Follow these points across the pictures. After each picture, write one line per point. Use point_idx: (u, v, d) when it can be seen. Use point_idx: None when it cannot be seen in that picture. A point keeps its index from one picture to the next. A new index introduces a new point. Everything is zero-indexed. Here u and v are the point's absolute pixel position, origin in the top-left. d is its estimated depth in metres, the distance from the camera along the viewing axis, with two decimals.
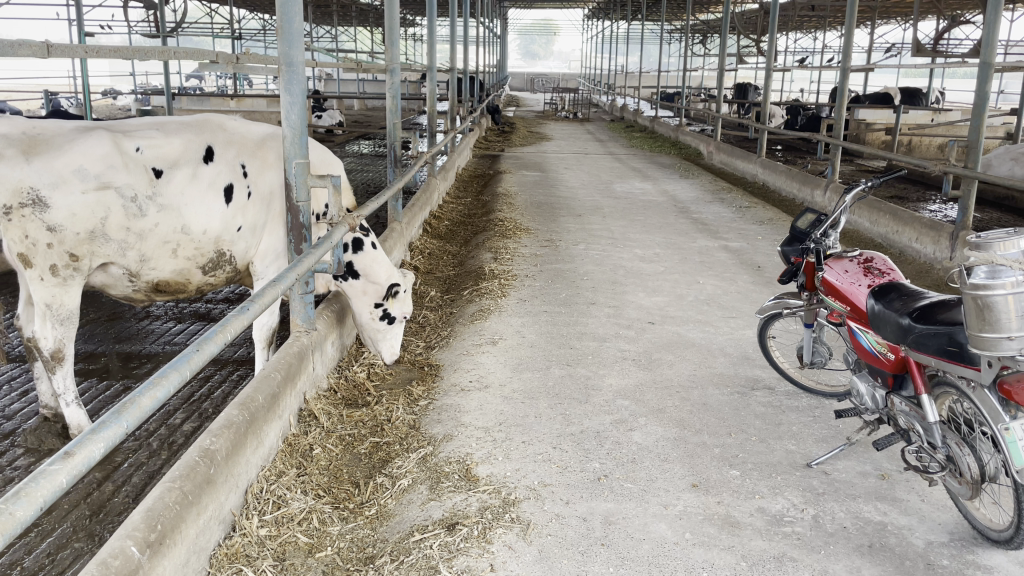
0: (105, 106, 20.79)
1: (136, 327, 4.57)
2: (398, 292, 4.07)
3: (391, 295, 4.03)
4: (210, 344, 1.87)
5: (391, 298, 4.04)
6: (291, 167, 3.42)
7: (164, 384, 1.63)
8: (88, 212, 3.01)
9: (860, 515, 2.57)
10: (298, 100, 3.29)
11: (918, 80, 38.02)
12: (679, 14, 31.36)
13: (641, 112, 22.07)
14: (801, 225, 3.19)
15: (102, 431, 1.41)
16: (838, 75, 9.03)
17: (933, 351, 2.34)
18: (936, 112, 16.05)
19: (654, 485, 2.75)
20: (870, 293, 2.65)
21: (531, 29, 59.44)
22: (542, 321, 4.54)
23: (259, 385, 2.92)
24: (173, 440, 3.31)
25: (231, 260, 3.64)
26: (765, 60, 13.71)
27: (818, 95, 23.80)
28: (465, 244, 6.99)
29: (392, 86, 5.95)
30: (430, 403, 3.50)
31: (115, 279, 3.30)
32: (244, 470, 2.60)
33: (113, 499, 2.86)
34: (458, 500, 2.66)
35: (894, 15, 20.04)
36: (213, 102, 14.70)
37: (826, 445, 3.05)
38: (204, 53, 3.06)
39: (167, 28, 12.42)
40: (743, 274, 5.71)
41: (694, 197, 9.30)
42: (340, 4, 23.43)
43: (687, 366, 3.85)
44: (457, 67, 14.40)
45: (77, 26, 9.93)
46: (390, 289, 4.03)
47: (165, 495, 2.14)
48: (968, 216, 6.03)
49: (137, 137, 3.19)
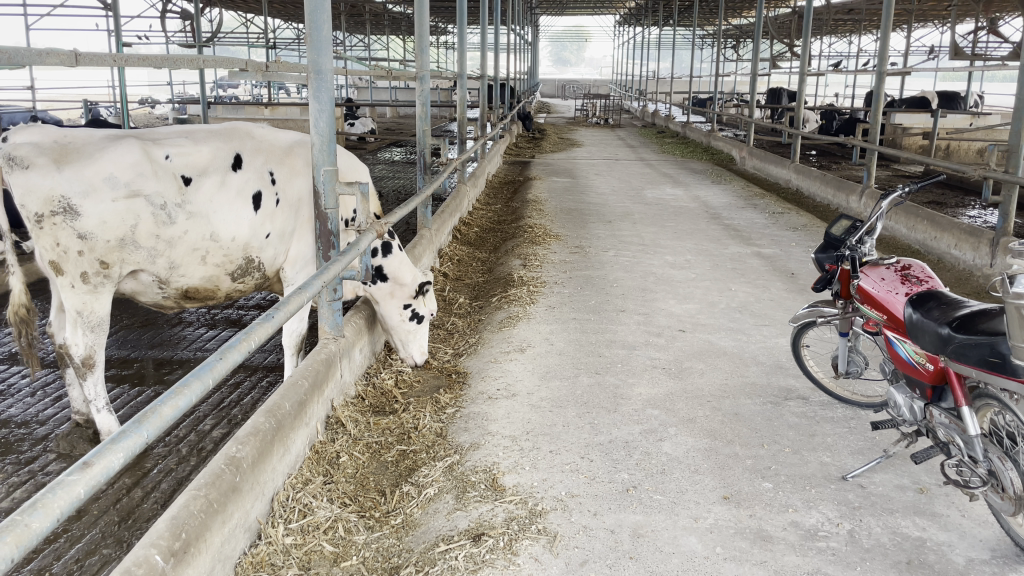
0: (144, 116, 21.18)
1: (168, 333, 4.61)
2: (426, 290, 4.12)
3: (418, 292, 4.06)
4: (233, 353, 1.85)
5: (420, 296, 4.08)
6: (319, 175, 3.41)
7: (185, 393, 1.62)
8: (118, 219, 3.03)
9: (898, 531, 2.50)
10: (326, 107, 3.30)
11: (956, 84, 37.42)
12: (711, 19, 31.15)
13: (673, 118, 21.95)
14: (835, 231, 3.11)
15: (121, 441, 1.40)
16: (873, 80, 8.87)
17: (973, 362, 2.26)
18: (975, 116, 15.79)
19: (685, 497, 2.70)
20: (908, 302, 2.58)
21: (562, 36, 59.43)
22: (571, 328, 4.51)
23: (285, 393, 2.91)
24: (202, 446, 3.32)
25: (260, 266, 3.66)
26: (799, 64, 13.53)
27: (853, 100, 23.47)
28: (495, 251, 6.97)
29: (422, 93, 5.94)
30: (457, 411, 3.48)
31: (144, 286, 3.32)
32: (270, 478, 2.60)
33: (142, 505, 2.87)
34: (484, 511, 2.63)
35: (931, 19, 19.73)
36: (247, 111, 14.86)
37: (862, 457, 2.97)
38: (231, 62, 3.06)
39: (201, 38, 12.61)
40: (776, 281, 5.62)
41: (726, 203, 9.20)
42: (373, 13, 23.62)
43: (719, 375, 3.79)
44: (488, 75, 14.41)
45: (114, 37, 10.09)
46: (420, 285, 4.06)
47: (190, 503, 2.14)
48: (1009, 221, 5.88)
49: (166, 145, 3.21)
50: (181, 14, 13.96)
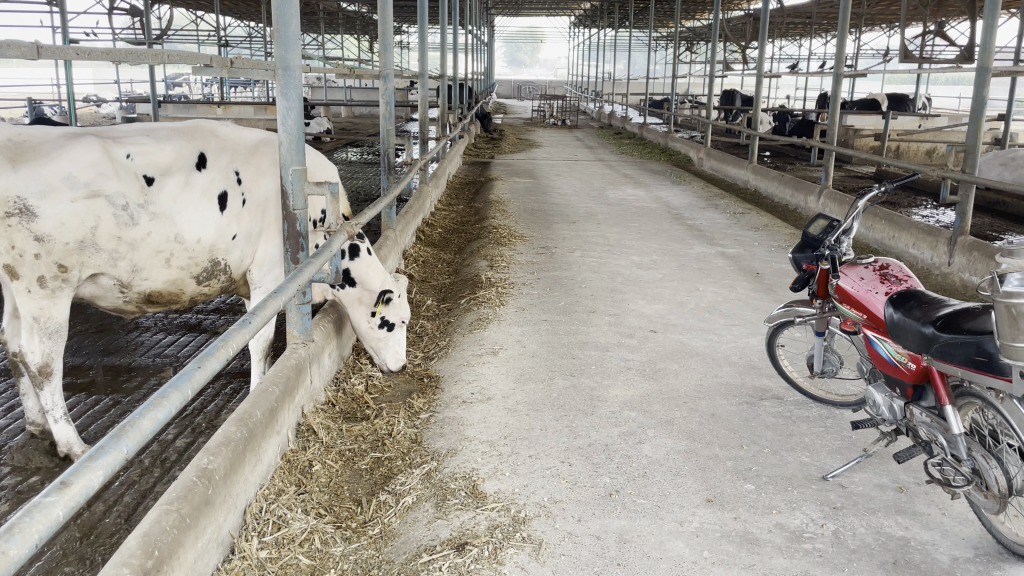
0: (90, 114, 20.57)
1: (125, 339, 4.45)
2: (391, 298, 3.88)
3: (382, 303, 3.84)
4: (212, 361, 1.76)
5: (383, 304, 3.85)
6: (287, 174, 3.31)
7: (165, 404, 1.53)
8: (77, 221, 2.89)
9: (882, 531, 2.50)
10: (294, 105, 3.20)
11: (902, 86, 38.40)
12: (665, 21, 31.43)
13: (629, 119, 22.06)
14: (813, 231, 3.11)
15: (100, 458, 1.30)
16: (830, 81, 8.99)
17: (959, 362, 2.26)
18: (923, 118, 16.15)
19: (668, 501, 2.66)
20: (887, 302, 2.58)
21: (517, 36, 59.43)
22: (542, 330, 4.46)
23: (256, 401, 2.80)
24: (166, 456, 3.19)
25: (226, 269, 3.55)
26: (755, 67, 13.68)
27: (805, 102, 23.85)
28: (459, 252, 6.90)
29: (386, 93, 5.85)
30: (432, 416, 3.40)
31: (105, 290, 3.18)
32: (242, 489, 2.50)
33: (104, 520, 2.75)
34: (466, 519, 2.56)
35: (880, 23, 20.15)
36: (199, 110, 14.52)
37: (841, 457, 2.97)
38: (197, 57, 2.94)
39: (151, 35, 12.28)
40: (742, 281, 5.64)
41: (687, 203, 9.24)
42: (327, 12, 23.32)
43: (693, 375, 3.77)
44: (446, 75, 14.29)
45: (60, 32, 9.75)
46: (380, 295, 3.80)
47: (161, 519, 2.03)
48: (966, 220, 5.98)
49: (127, 143, 3.08)
50: (131, 10, 13.57)
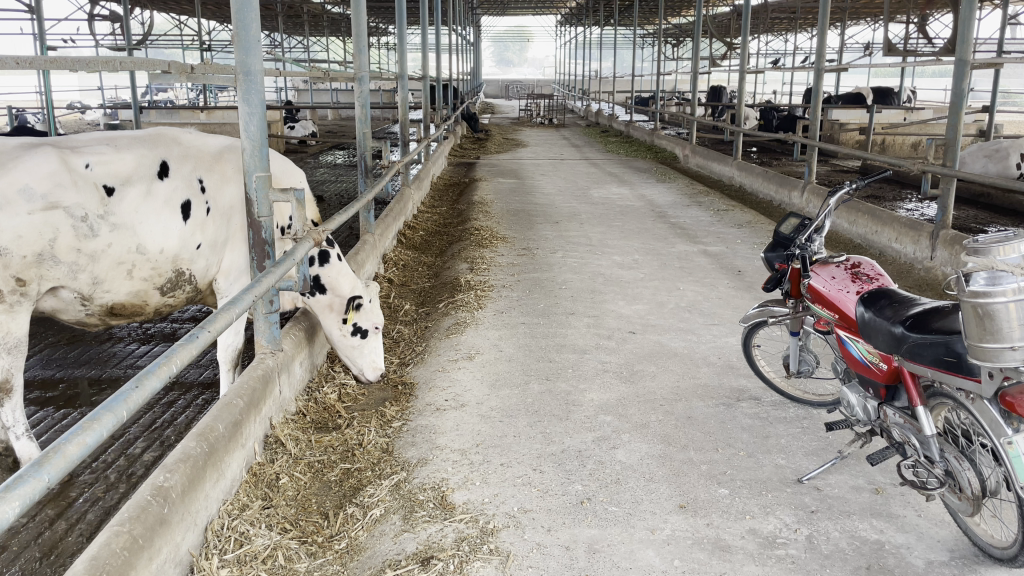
0: (73, 121, 20.41)
1: (97, 350, 4.38)
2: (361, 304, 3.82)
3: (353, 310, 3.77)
4: (151, 380, 1.71)
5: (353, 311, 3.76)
6: (251, 182, 3.25)
7: (95, 428, 1.48)
8: (35, 234, 2.81)
9: (856, 535, 2.45)
10: (256, 110, 3.14)
11: (889, 79, 38.55)
12: (651, 18, 31.40)
13: (616, 117, 22.02)
14: (784, 229, 3.06)
15: (17, 487, 1.26)
16: (813, 75, 8.95)
17: (929, 362, 2.21)
18: (908, 111, 16.16)
19: (640, 507, 2.61)
20: (858, 301, 2.53)
21: (504, 36, 59.42)
22: (520, 334, 4.41)
23: (218, 414, 2.74)
24: (132, 471, 3.13)
25: (190, 278, 3.50)
26: (740, 62, 13.63)
27: (792, 97, 23.82)
28: (440, 254, 6.84)
29: (361, 95, 5.78)
30: (404, 425, 3.35)
31: (66, 303, 3.11)
32: (203, 506, 2.43)
33: (66, 539, 2.68)
34: (433, 531, 2.51)
35: (865, 17, 20.14)
36: (182, 115, 14.40)
37: (816, 458, 2.93)
38: (156, 63, 2.88)
39: (131, 40, 12.14)
40: (724, 279, 5.61)
41: (671, 201, 9.21)
42: (311, 14, 23.19)
43: (670, 377, 3.73)
44: (430, 75, 14.19)
45: (37, 39, 9.63)
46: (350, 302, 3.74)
47: (112, 540, 1.97)
48: (948, 214, 5.95)
49: (86, 153, 3.01)
50: (111, 15, 13.43)
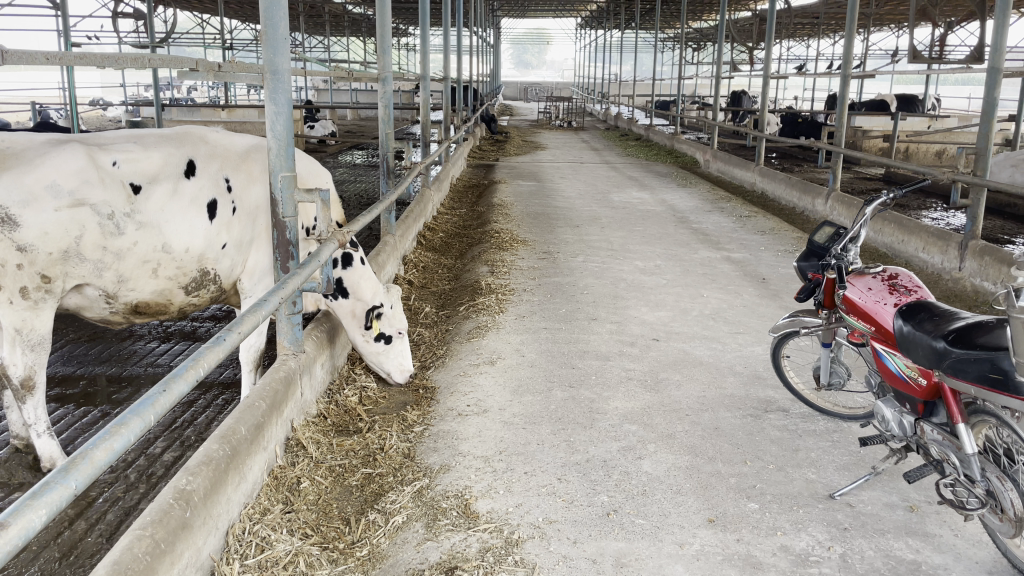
0: (96, 117, 20.56)
1: (118, 347, 4.37)
2: (382, 311, 3.81)
3: (375, 320, 3.78)
4: (178, 384, 1.68)
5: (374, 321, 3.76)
6: (277, 181, 3.22)
7: (122, 432, 1.45)
8: (61, 230, 2.79)
9: (891, 554, 2.38)
10: (283, 109, 3.11)
11: (914, 86, 38.23)
12: (672, 22, 31.29)
13: (635, 120, 21.94)
14: (818, 239, 3.02)
15: (43, 495, 1.22)
16: (839, 81, 8.83)
17: (972, 379, 2.14)
18: (933, 119, 15.99)
19: (668, 521, 2.56)
20: (897, 313, 2.47)
21: (524, 39, 59.57)
22: (542, 339, 4.36)
23: (241, 416, 2.71)
24: (152, 472, 3.10)
25: (215, 278, 3.48)
26: (763, 67, 13.50)
27: (814, 103, 23.64)
28: (460, 256, 6.81)
29: (384, 95, 5.73)
30: (426, 429, 3.31)
31: (90, 300, 3.09)
32: (224, 510, 2.40)
33: (86, 539, 2.65)
34: (457, 541, 2.47)
35: (889, 23, 19.95)
36: (203, 113, 14.43)
37: (848, 473, 2.87)
38: (183, 61, 2.85)
39: (155, 37, 12.11)
40: (748, 287, 5.53)
41: (692, 207, 9.14)
42: (332, 14, 23.24)
43: (696, 387, 3.66)
44: (450, 76, 14.16)
45: (62, 36, 9.65)
46: (370, 313, 3.77)
47: (134, 545, 1.93)
48: (977, 224, 5.85)
49: (113, 151, 2.99)
50: (135, 13, 13.44)
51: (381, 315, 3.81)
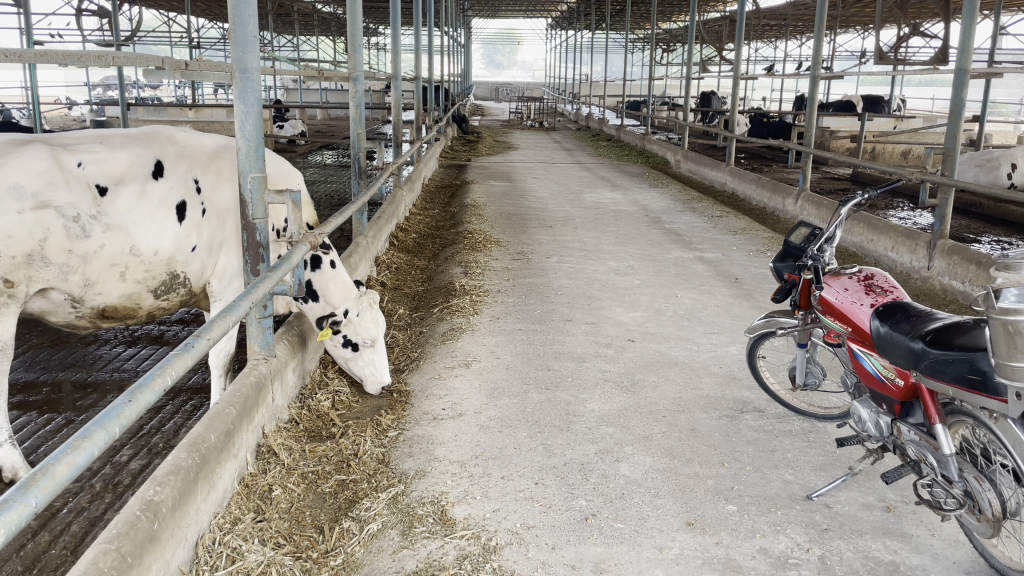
0: (59, 117, 20.12)
1: (83, 353, 4.26)
2: (342, 320, 3.69)
3: (328, 328, 3.65)
4: (145, 394, 1.63)
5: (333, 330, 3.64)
6: (246, 182, 3.15)
7: (85, 446, 1.40)
8: (24, 233, 2.70)
9: (869, 555, 2.38)
10: (252, 109, 3.05)
11: (879, 87, 38.82)
12: (642, 23, 31.45)
13: (606, 120, 21.99)
14: (795, 239, 3.02)
15: (2, 515, 1.17)
16: (809, 84, 8.90)
17: (950, 379, 2.15)
18: (898, 119, 16.21)
19: (647, 525, 2.53)
20: (874, 314, 2.47)
21: (495, 39, 59.66)
22: (517, 340, 4.33)
23: (211, 423, 2.64)
24: (118, 480, 3.01)
25: (185, 281, 3.40)
26: (733, 68, 13.57)
27: (783, 103, 23.84)
28: (434, 258, 6.75)
29: (355, 95, 5.65)
30: (401, 434, 3.26)
31: (55, 305, 2.99)
32: (193, 520, 2.33)
33: (49, 552, 2.56)
34: (433, 548, 2.42)
35: (856, 25, 20.20)
36: (170, 113, 14.18)
37: (825, 474, 2.87)
38: (147, 59, 2.77)
39: (120, 35, 11.84)
40: (721, 287, 5.54)
41: (665, 207, 9.15)
42: (302, 13, 23.02)
43: (672, 388, 3.64)
44: (422, 75, 14.05)
45: (23, 33, 9.41)
46: (323, 321, 3.65)
47: (99, 559, 1.85)
48: (946, 223, 5.91)
49: (78, 151, 2.91)
50: (99, 11, 13.16)
51: (340, 322, 3.68)
